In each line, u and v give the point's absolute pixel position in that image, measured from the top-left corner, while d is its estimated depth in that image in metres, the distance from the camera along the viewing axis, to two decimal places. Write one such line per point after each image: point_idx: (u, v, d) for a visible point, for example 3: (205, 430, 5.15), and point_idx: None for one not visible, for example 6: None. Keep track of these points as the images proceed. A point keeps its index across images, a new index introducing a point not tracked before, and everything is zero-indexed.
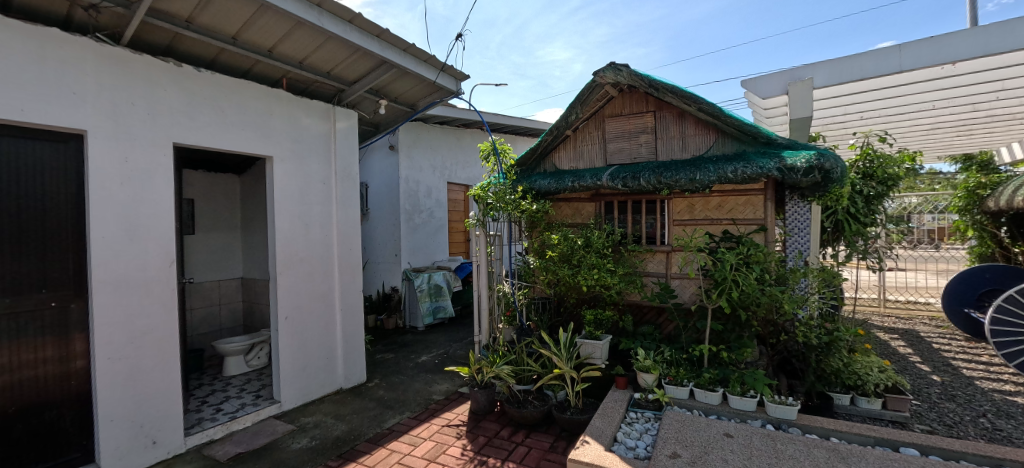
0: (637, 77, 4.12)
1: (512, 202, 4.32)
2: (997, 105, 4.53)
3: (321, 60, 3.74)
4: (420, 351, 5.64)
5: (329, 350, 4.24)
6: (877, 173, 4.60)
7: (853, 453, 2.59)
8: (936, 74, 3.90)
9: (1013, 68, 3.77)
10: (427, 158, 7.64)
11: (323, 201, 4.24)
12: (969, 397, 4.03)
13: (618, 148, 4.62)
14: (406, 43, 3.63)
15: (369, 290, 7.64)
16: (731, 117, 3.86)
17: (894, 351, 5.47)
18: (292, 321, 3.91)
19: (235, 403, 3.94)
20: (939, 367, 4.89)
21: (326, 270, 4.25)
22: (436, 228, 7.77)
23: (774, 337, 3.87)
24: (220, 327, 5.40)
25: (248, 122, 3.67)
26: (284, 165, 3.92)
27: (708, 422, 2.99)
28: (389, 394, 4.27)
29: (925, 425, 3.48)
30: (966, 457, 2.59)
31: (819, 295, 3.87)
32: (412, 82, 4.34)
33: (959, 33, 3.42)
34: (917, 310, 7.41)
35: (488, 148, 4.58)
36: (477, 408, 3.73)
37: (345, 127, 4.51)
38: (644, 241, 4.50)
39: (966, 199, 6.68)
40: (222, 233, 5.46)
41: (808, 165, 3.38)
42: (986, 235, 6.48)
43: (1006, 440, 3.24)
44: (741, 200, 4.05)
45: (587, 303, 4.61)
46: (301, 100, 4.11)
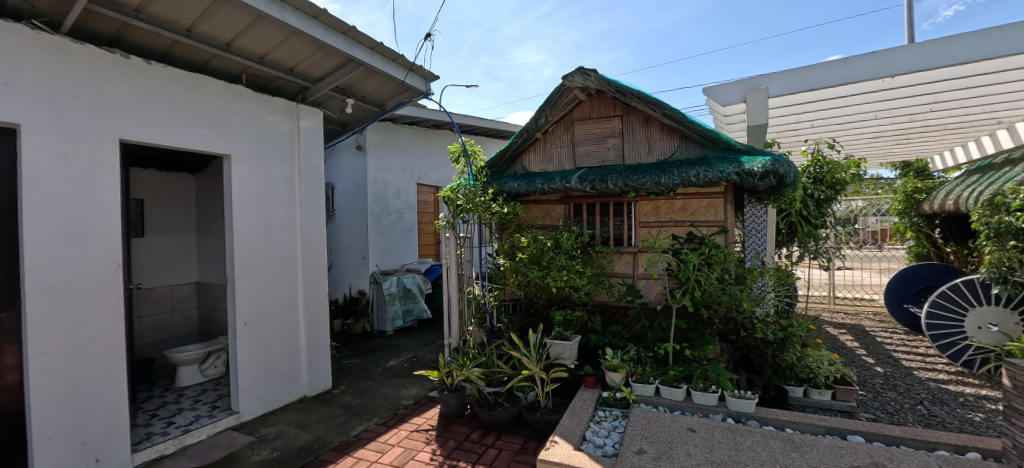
0: (605, 82, 4.20)
1: (483, 204, 4.31)
2: (930, 115, 4.90)
3: (284, 56, 3.62)
4: (389, 355, 5.54)
5: (292, 356, 4.09)
6: (827, 178, 4.89)
7: (807, 443, 2.72)
8: (877, 86, 4.18)
9: (944, 82, 4.09)
10: (396, 159, 7.51)
11: (285, 202, 4.09)
12: (909, 386, 4.34)
13: (586, 151, 4.70)
14: (374, 41, 3.57)
15: (335, 294, 7.44)
16: (694, 123, 4.00)
17: (842, 345, 5.83)
18: (252, 327, 3.74)
19: (189, 415, 3.73)
20: (882, 359, 5.25)
21: (289, 274, 4.09)
22: (406, 230, 7.65)
23: (734, 334, 4.05)
24: (173, 335, 5.11)
25: (204, 119, 3.50)
26: (244, 165, 3.75)
27: (673, 418, 3.08)
28: (356, 400, 4.16)
29: (870, 413, 3.72)
30: (905, 442, 2.79)
31: (775, 293, 4.08)
32: (380, 81, 4.26)
33: (899, 48, 3.65)
34: (862, 306, 7.92)
35: (457, 150, 4.54)
36: (447, 412, 3.70)
37: (310, 126, 4.37)
38: (612, 242, 4.59)
39: (904, 203, 7.18)
40: (175, 236, 5.18)
41: (764, 169, 3.54)
42: (922, 236, 7.01)
43: (941, 425, 3.51)
44: (703, 202, 4.20)
45: (557, 304, 4.65)
46: (263, 96, 3.95)
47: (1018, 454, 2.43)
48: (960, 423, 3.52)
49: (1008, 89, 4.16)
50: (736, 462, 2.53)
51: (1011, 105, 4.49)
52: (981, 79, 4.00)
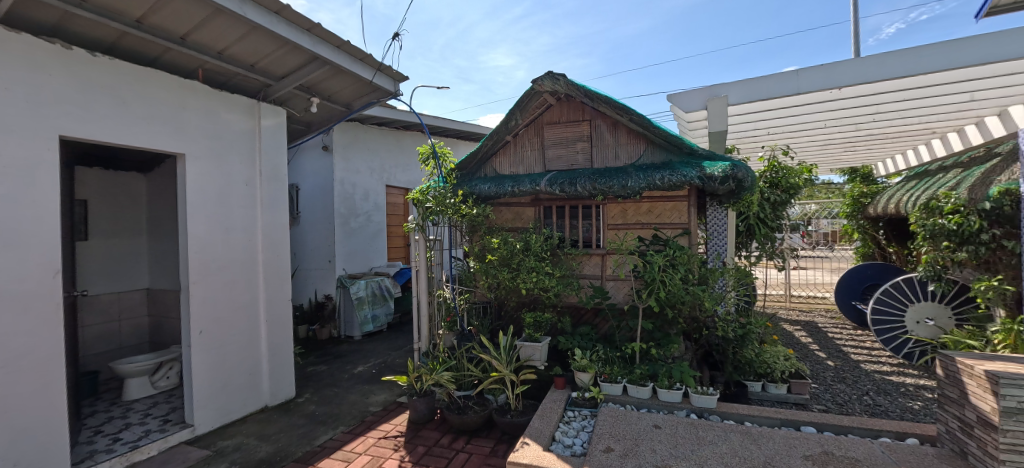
0: (574, 87, 4.28)
1: (452, 206, 4.29)
2: (874, 125, 5.26)
3: (243, 52, 3.48)
4: (356, 361, 5.40)
5: (252, 365, 3.92)
6: (782, 182, 5.15)
7: (764, 435, 2.85)
8: (826, 97, 4.43)
9: (885, 94, 4.38)
10: (364, 160, 7.35)
11: (245, 204, 3.92)
12: (856, 378, 4.63)
13: (556, 155, 4.75)
14: (341, 40, 3.49)
15: (299, 299, 7.20)
16: (659, 128, 4.13)
17: (797, 341, 6.14)
18: (207, 335, 3.56)
19: (138, 431, 3.52)
20: (833, 353, 5.56)
21: (249, 279, 3.92)
22: (375, 233, 7.49)
23: (697, 332, 4.20)
24: (121, 345, 4.80)
25: (156, 116, 3.32)
26: (200, 164, 3.57)
27: (640, 416, 3.15)
28: (321, 409, 4.03)
29: (821, 405, 3.94)
30: (852, 430, 2.97)
31: (735, 292, 4.26)
32: (347, 80, 4.17)
33: (845, 61, 3.83)
34: (815, 303, 8.38)
35: (427, 151, 4.48)
36: (416, 418, 3.64)
37: (272, 125, 4.21)
38: (581, 245, 4.65)
39: (852, 206, 7.69)
40: (125, 239, 4.87)
41: (724, 174, 3.69)
42: (868, 237, 7.49)
43: (884, 413, 3.75)
44: (668, 206, 4.33)
45: (527, 306, 4.67)
46: (221, 93, 3.79)
47: (950, 439, 2.64)
48: (901, 411, 3.78)
49: (941, 103, 4.50)
50: (698, 456, 2.62)
51: (943, 116, 4.86)
52: (917, 92, 4.30)
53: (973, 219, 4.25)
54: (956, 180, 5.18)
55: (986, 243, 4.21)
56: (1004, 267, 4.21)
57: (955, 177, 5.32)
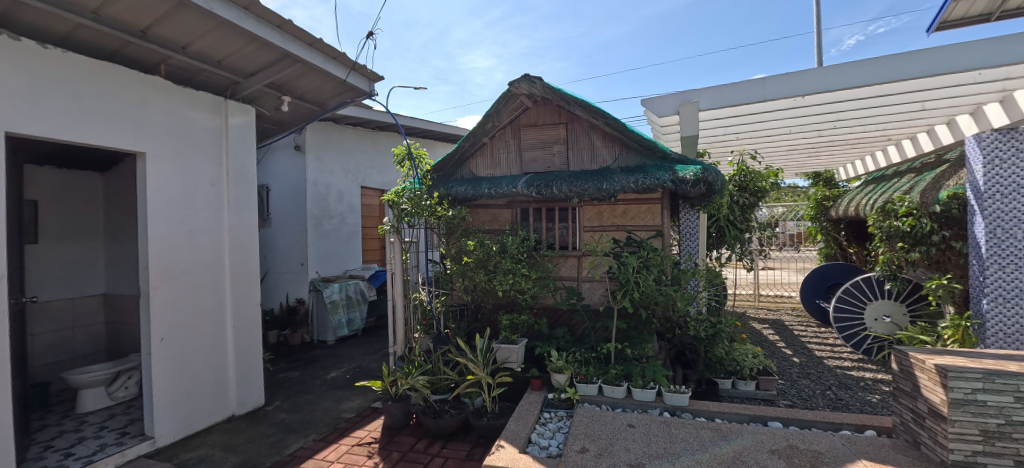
0: (550, 90, 4.31)
1: (428, 208, 4.26)
2: (835, 131, 5.50)
3: (210, 48, 3.36)
4: (330, 367, 5.27)
5: (218, 373, 3.77)
6: (750, 185, 5.33)
7: (733, 431, 2.94)
8: (791, 103, 4.58)
9: (845, 102, 4.56)
10: (338, 161, 7.20)
11: (211, 205, 3.77)
12: (819, 374, 4.83)
13: (532, 158, 4.78)
14: (313, 37, 3.41)
15: (269, 304, 6.97)
16: (633, 132, 4.20)
17: (765, 338, 6.36)
18: (169, 342, 3.40)
19: (92, 445, 3.33)
20: (798, 350, 5.78)
21: (214, 283, 3.77)
22: (349, 235, 7.35)
23: (671, 332, 4.29)
24: (75, 355, 4.53)
25: (114, 112, 3.16)
26: (162, 164, 3.42)
27: (614, 416, 3.20)
28: (292, 416, 3.91)
29: (788, 400, 4.09)
30: (815, 424, 3.10)
31: (706, 292, 4.37)
32: (320, 79, 4.08)
33: (807, 71, 3.95)
34: (782, 302, 8.71)
35: (403, 152, 4.42)
36: (391, 423, 3.58)
37: (240, 123, 4.07)
38: (558, 247, 4.69)
39: (815, 209, 8.05)
40: (79, 242, 4.61)
41: (695, 178, 3.78)
42: (830, 239, 7.83)
43: (846, 407, 3.93)
44: (642, 208, 4.42)
45: (504, 308, 4.67)
46: (185, 90, 3.64)
47: (905, 430, 2.78)
48: (861, 405, 3.96)
49: (896, 112, 4.74)
50: (671, 454, 2.67)
51: (898, 124, 5.13)
52: (875, 101, 4.51)
53: (925, 221, 4.53)
54: (910, 184, 5.48)
55: (937, 244, 4.49)
56: (953, 266, 4.48)
57: (908, 182, 5.62)
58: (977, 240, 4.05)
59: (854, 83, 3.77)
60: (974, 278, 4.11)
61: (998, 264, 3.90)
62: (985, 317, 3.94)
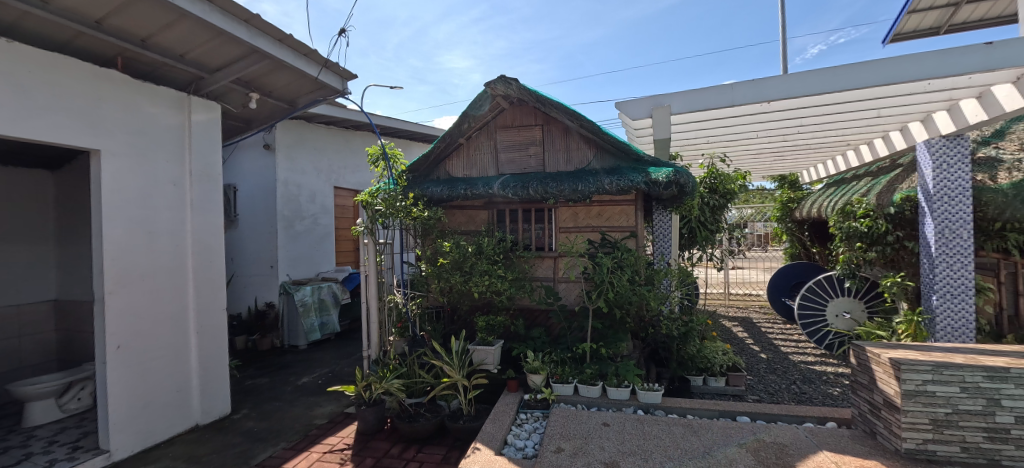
0: (526, 92, 4.33)
1: (403, 209, 4.20)
2: (798, 136, 5.74)
3: (172, 41, 3.22)
4: (301, 372, 5.13)
5: (180, 381, 3.60)
6: (720, 187, 5.48)
7: (703, 426, 3.01)
8: (757, 108, 4.72)
9: (808, 109, 4.75)
10: (310, 160, 7.02)
11: (172, 206, 3.61)
12: (785, 369, 5.02)
13: (509, 159, 4.79)
14: (282, 33, 3.32)
15: (237, 308, 6.72)
16: (607, 134, 4.26)
17: (734, 336, 6.57)
18: (127, 350, 3.23)
19: (40, 462, 3.12)
20: (765, 346, 6.00)
21: (176, 288, 3.61)
22: (322, 236, 7.17)
23: (644, 331, 4.37)
24: (22, 365, 4.25)
25: (65, 108, 2.98)
26: (118, 162, 3.25)
27: (589, 415, 3.23)
28: (260, 425, 3.78)
29: (756, 395, 4.24)
30: (781, 417, 3.21)
31: (679, 292, 4.48)
32: (290, 76, 3.97)
33: (773, 77, 4.05)
34: (750, 301, 9.01)
35: (377, 151, 4.34)
36: (364, 429, 3.50)
37: (204, 120, 3.91)
38: (534, 248, 4.71)
39: (781, 210, 8.39)
40: (26, 245, 4.33)
41: (668, 180, 3.87)
42: (795, 239, 8.18)
43: (810, 400, 4.09)
44: (616, 209, 4.49)
45: (480, 310, 4.64)
46: (145, 85, 3.47)
47: (862, 420, 2.92)
48: (823, 397, 4.14)
49: (854, 118, 4.98)
50: (645, 452, 2.71)
51: (856, 130, 5.40)
52: (835, 107, 4.72)
53: (881, 222, 4.78)
54: (867, 187, 5.77)
55: (891, 243, 4.75)
56: (906, 265, 4.75)
57: (865, 185, 5.92)
58: (927, 239, 4.30)
59: (815, 89, 3.92)
60: (925, 275, 4.36)
61: (947, 262, 4.15)
62: (936, 312, 4.19)
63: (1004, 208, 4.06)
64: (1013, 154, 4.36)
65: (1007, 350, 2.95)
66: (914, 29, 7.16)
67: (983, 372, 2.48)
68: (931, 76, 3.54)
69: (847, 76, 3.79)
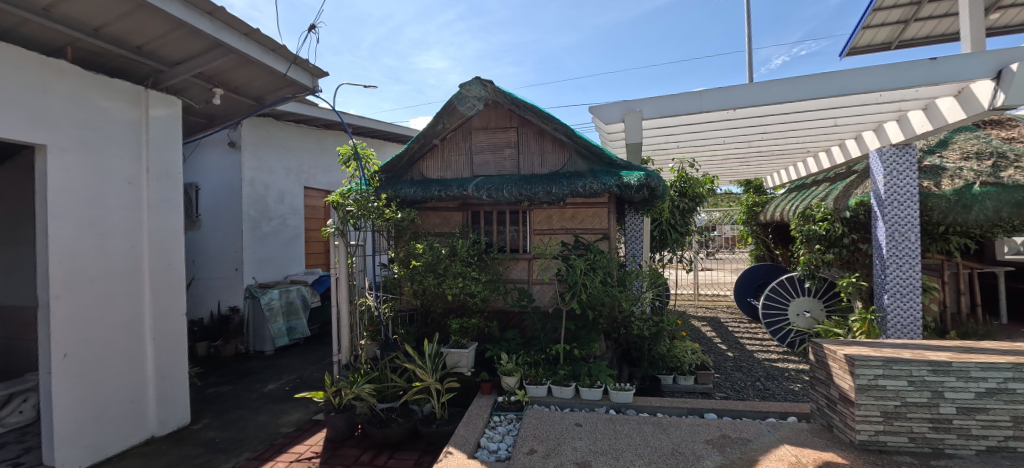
0: (500, 94, 4.34)
1: (376, 210, 4.11)
2: (762, 142, 5.98)
3: (128, 32, 3.06)
4: (267, 379, 4.95)
5: (135, 390, 3.41)
6: (689, 191, 5.66)
7: (672, 424, 3.08)
8: (724, 115, 4.87)
9: (772, 117, 4.95)
10: (278, 159, 6.80)
11: (126, 205, 3.42)
12: (750, 366, 5.20)
13: (484, 161, 4.79)
14: (249, 28, 3.21)
15: (198, 313, 6.43)
16: (581, 138, 4.31)
17: (703, 335, 6.76)
18: (75, 358, 3.03)
19: None
20: (732, 344, 6.21)
21: (130, 292, 3.42)
22: (291, 238, 6.95)
23: (616, 332, 4.43)
24: None
25: (8, 100, 2.78)
26: (68, 158, 3.05)
27: (562, 416, 3.26)
28: (222, 435, 3.62)
29: (723, 392, 4.38)
30: (745, 413, 3.32)
31: (650, 292, 4.57)
32: (257, 72, 3.84)
33: (739, 86, 4.16)
34: (718, 301, 9.30)
35: (348, 151, 4.24)
36: (334, 435, 3.40)
37: (163, 116, 3.73)
38: (508, 250, 4.71)
39: (747, 214, 8.73)
40: None
41: (639, 183, 3.95)
42: (759, 241, 8.54)
43: (773, 396, 4.26)
44: (589, 212, 4.55)
45: (454, 313, 4.59)
46: (98, 77, 3.28)
47: (820, 414, 3.06)
48: (785, 393, 4.32)
49: (813, 126, 5.22)
50: (615, 451, 2.75)
51: (815, 137, 5.67)
52: (796, 116, 4.93)
53: (838, 226, 5.04)
54: (825, 192, 6.07)
55: (848, 246, 5.01)
56: (861, 266, 5.00)
57: (824, 190, 6.22)
58: (879, 242, 4.55)
59: (777, 98, 4.07)
60: (877, 276, 4.61)
61: (896, 263, 4.41)
62: (887, 310, 4.44)
63: (947, 212, 4.34)
64: (954, 163, 4.67)
65: (949, 345, 3.16)
66: (868, 44, 7.59)
67: (928, 366, 2.63)
68: (883, 88, 3.74)
69: (807, 87, 3.95)
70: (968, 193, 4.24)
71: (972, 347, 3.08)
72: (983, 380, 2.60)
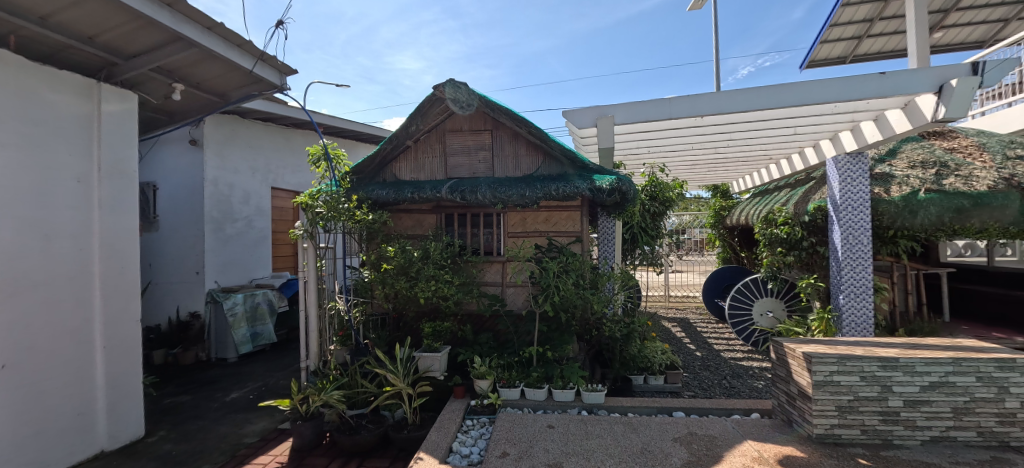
0: (475, 96, 4.33)
1: (346, 212, 4.01)
2: (728, 149, 6.21)
3: (79, 22, 2.89)
4: (229, 387, 4.75)
5: (84, 401, 3.21)
6: (660, 195, 5.81)
7: (642, 423, 3.14)
8: (693, 122, 5.03)
9: (737, 124, 5.14)
10: (243, 158, 6.55)
11: (74, 205, 3.21)
12: (717, 365, 5.37)
13: (458, 163, 4.77)
14: (212, 21, 3.09)
15: (155, 319, 6.11)
16: (554, 142, 4.35)
17: (673, 336, 6.93)
18: (15, 369, 2.82)
19: None
20: (700, 344, 6.39)
21: (79, 297, 3.22)
22: (256, 240, 6.71)
23: (589, 333, 4.46)
24: None
25: None
26: (9, 155, 2.85)
27: (535, 418, 3.26)
28: (179, 447, 3.45)
29: (691, 391, 4.50)
30: (711, 411, 3.43)
31: (622, 294, 4.64)
32: (220, 68, 3.70)
33: (706, 94, 4.30)
34: (687, 303, 9.57)
35: (318, 151, 4.13)
36: (301, 444, 3.28)
37: (118, 111, 3.53)
38: (482, 252, 4.70)
39: (714, 217, 9.07)
40: None
41: (611, 187, 4.03)
42: (726, 244, 8.85)
43: (738, 394, 4.41)
44: (563, 215, 4.60)
45: (427, 316, 4.53)
46: (45, 69, 3.08)
47: (781, 410, 3.20)
48: (749, 391, 4.48)
49: (775, 135, 5.47)
50: (586, 451, 2.77)
51: (777, 145, 5.93)
52: (760, 125, 5.14)
53: (797, 229, 5.29)
54: (786, 197, 6.36)
55: (807, 249, 5.25)
56: (819, 268, 5.26)
57: (786, 195, 6.49)
58: (835, 244, 4.79)
59: (742, 107, 4.22)
60: (833, 276, 4.85)
61: (851, 265, 4.65)
62: (842, 309, 4.67)
63: (895, 217, 4.61)
64: (902, 171, 4.95)
65: (897, 342, 3.36)
66: (826, 57, 8.01)
67: (878, 362, 2.78)
68: (838, 99, 3.94)
69: (771, 96, 4.11)
70: (914, 199, 4.51)
71: (918, 343, 3.28)
72: (927, 374, 2.77)
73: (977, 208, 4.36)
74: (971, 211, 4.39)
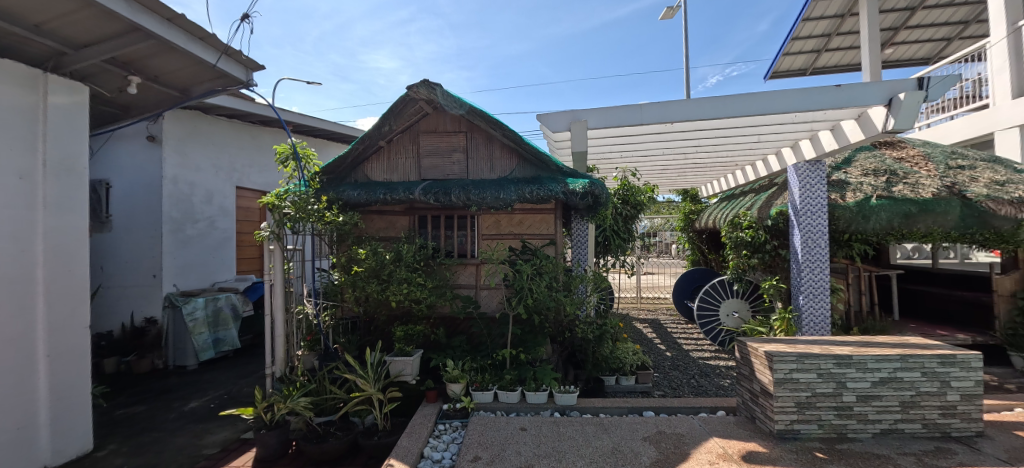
0: (449, 98, 4.30)
1: (315, 213, 3.89)
2: (697, 155, 6.41)
3: (25, 8, 2.71)
4: (189, 396, 4.53)
5: (24, 415, 2.97)
6: (632, 199, 5.94)
7: (613, 424, 3.19)
8: (663, 128, 5.16)
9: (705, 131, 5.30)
10: (206, 156, 6.27)
11: (16, 204, 3.00)
12: (685, 365, 5.51)
13: (432, 164, 4.72)
14: (174, 12, 2.95)
15: (106, 325, 5.76)
16: (528, 145, 4.38)
17: (644, 336, 7.07)
18: None
19: None
20: (670, 345, 6.55)
21: (20, 301, 2.99)
22: (219, 242, 6.44)
23: (562, 335, 4.50)
24: None
25: None
26: None
27: (507, 421, 3.26)
28: (132, 461, 3.26)
29: (661, 390, 4.60)
30: (680, 410, 3.52)
31: (595, 296, 4.69)
32: (181, 61, 3.54)
33: (676, 101, 4.42)
34: (658, 304, 9.79)
35: (285, 150, 4.00)
36: (265, 455, 3.16)
37: (66, 104, 3.32)
38: (456, 255, 4.67)
39: (684, 221, 9.33)
40: None
41: (584, 190, 4.08)
42: (695, 247, 9.10)
43: (705, 392, 4.54)
44: (537, 218, 4.62)
45: (398, 320, 4.46)
46: None
47: (745, 407, 3.31)
48: (716, 389, 4.62)
49: (740, 142, 5.68)
50: (558, 453, 2.79)
51: (742, 152, 6.17)
52: (727, 132, 5.32)
53: (761, 233, 5.51)
54: (750, 202, 6.61)
55: (770, 252, 5.47)
56: (781, 270, 5.48)
57: (750, 200, 6.75)
58: (796, 247, 5.00)
59: (709, 114, 4.37)
60: (794, 278, 5.07)
61: (810, 267, 4.88)
62: (802, 309, 4.88)
63: (850, 222, 4.86)
64: (856, 178, 5.23)
65: (851, 340, 3.54)
66: (788, 68, 8.36)
67: (834, 360, 2.92)
68: (797, 109, 4.13)
69: (736, 105, 4.27)
70: (867, 205, 4.78)
71: (869, 341, 3.47)
72: (877, 370, 2.93)
73: (923, 213, 4.66)
74: (918, 217, 4.69)
